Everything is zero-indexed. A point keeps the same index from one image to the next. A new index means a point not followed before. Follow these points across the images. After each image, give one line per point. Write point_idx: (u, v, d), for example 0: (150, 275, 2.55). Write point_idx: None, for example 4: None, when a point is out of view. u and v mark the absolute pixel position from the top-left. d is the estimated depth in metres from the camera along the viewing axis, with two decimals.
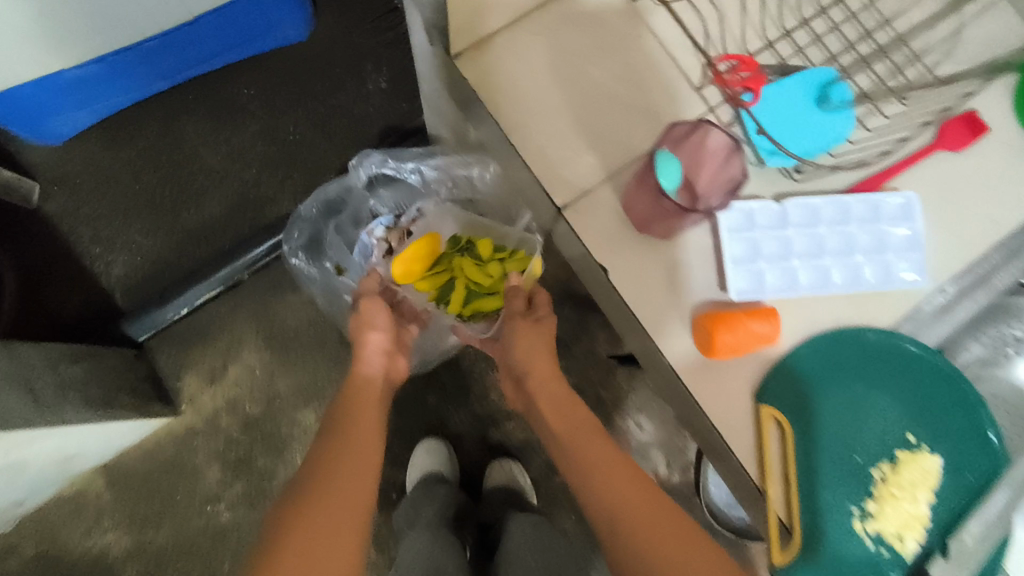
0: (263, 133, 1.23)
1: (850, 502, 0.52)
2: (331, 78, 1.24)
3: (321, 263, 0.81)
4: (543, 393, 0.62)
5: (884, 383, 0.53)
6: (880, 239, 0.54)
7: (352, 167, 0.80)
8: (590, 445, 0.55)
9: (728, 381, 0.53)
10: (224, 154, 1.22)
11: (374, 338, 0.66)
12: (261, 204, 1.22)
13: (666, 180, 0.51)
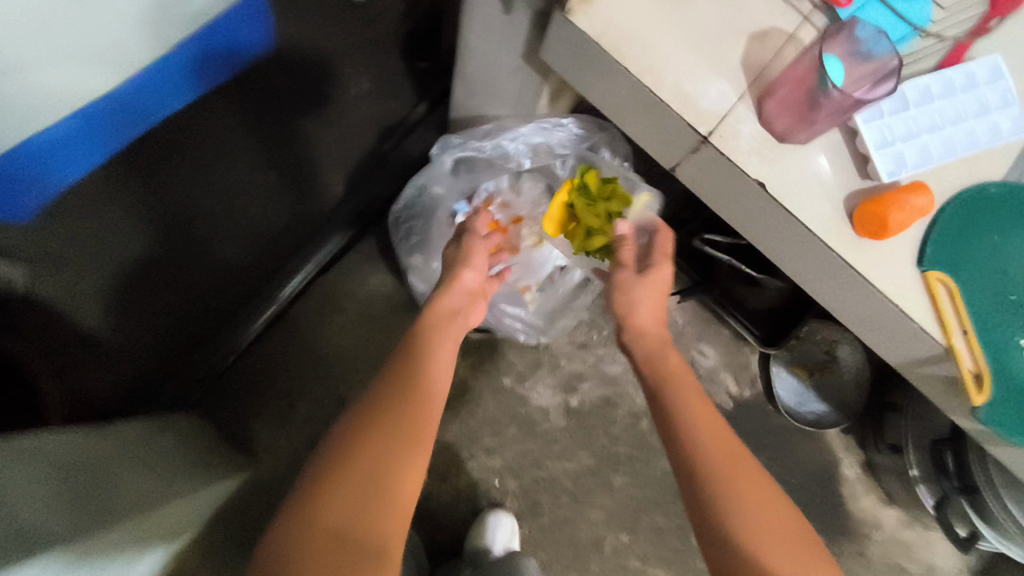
0: (262, 162, 1.14)
1: (1017, 337, 0.58)
2: (312, 90, 1.16)
3: (428, 256, 0.92)
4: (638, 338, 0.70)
5: (1015, 228, 0.59)
6: (982, 100, 0.59)
7: (434, 158, 0.87)
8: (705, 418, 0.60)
9: (895, 259, 0.57)
10: (223, 191, 1.11)
11: (469, 274, 0.75)
12: (277, 238, 1.15)
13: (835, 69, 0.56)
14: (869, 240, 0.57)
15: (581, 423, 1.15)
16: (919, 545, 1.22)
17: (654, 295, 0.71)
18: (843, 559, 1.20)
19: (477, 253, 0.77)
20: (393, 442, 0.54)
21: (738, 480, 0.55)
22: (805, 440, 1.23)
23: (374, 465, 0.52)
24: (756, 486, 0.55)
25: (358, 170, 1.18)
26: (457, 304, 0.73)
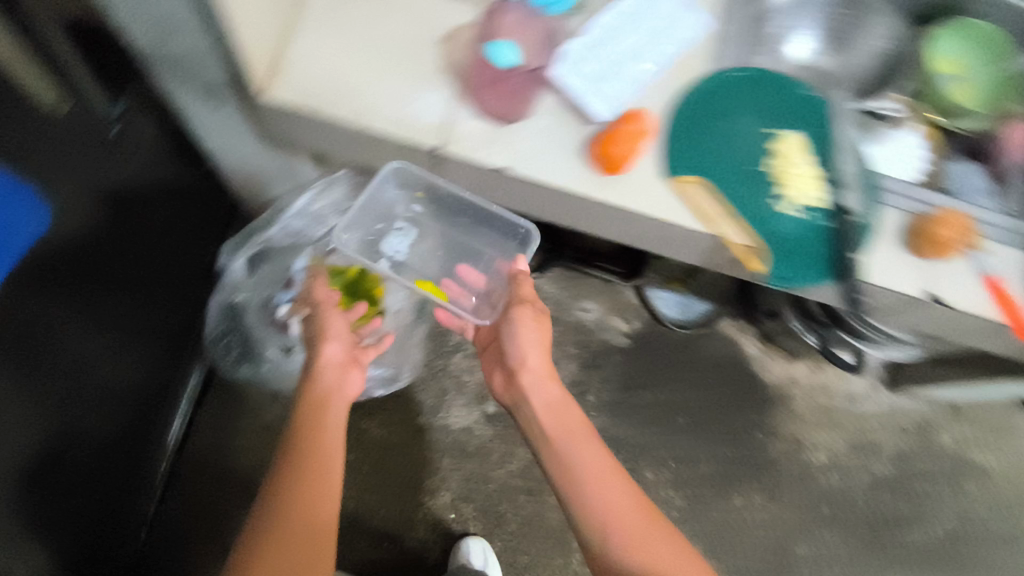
0: (87, 312, 0.81)
1: (768, 199, 0.65)
2: (97, 179, 0.77)
3: (266, 359, 0.89)
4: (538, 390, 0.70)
5: (731, 110, 0.67)
6: (663, 16, 0.66)
7: (226, 264, 0.86)
8: (592, 482, 0.61)
9: (643, 179, 0.63)
10: (54, 383, 0.77)
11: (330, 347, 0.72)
12: (137, 387, 0.98)
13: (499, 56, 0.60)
14: (613, 177, 0.62)
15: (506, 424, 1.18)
16: (831, 382, 1.34)
17: (537, 341, 0.73)
18: (779, 425, 1.30)
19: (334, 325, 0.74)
20: (294, 510, 0.57)
21: (630, 542, 0.57)
22: (704, 341, 1.31)
23: (291, 521, 0.57)
24: (639, 527, 0.58)
25: (185, 280, 1.04)
26: (331, 381, 0.70)
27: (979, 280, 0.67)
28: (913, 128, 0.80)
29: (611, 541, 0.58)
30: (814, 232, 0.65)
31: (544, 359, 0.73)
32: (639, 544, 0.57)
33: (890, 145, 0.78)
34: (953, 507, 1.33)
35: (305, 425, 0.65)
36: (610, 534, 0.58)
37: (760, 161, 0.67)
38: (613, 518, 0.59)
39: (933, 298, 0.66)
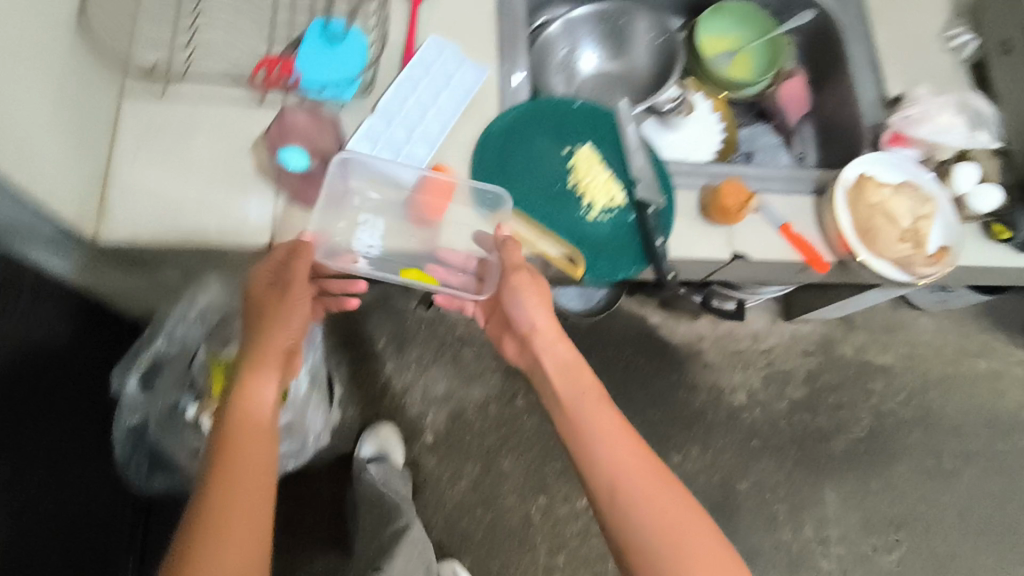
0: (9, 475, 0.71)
1: (577, 210, 0.74)
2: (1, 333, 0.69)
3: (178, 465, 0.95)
4: (547, 354, 0.71)
5: (530, 140, 0.76)
6: (444, 74, 0.74)
7: (120, 388, 0.90)
8: (607, 444, 0.63)
9: (461, 221, 0.71)
10: None
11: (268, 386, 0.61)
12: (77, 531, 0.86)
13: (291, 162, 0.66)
14: (435, 227, 0.70)
15: (447, 446, 1.27)
16: (735, 327, 1.46)
17: (540, 306, 0.71)
18: (697, 378, 1.41)
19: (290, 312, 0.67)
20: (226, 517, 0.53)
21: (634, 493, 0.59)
22: (612, 322, 1.42)
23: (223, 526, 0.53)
24: (647, 477, 0.60)
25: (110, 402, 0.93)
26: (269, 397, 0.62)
27: (776, 231, 0.78)
28: (703, 105, 0.92)
29: (627, 504, 0.59)
30: (622, 228, 0.74)
31: (552, 321, 0.71)
32: (643, 501, 0.59)
33: (683, 129, 0.89)
34: (867, 408, 1.46)
35: (245, 424, 0.59)
36: (620, 483, 0.60)
37: (565, 178, 0.75)
38: (630, 482, 0.60)
39: (737, 255, 0.76)
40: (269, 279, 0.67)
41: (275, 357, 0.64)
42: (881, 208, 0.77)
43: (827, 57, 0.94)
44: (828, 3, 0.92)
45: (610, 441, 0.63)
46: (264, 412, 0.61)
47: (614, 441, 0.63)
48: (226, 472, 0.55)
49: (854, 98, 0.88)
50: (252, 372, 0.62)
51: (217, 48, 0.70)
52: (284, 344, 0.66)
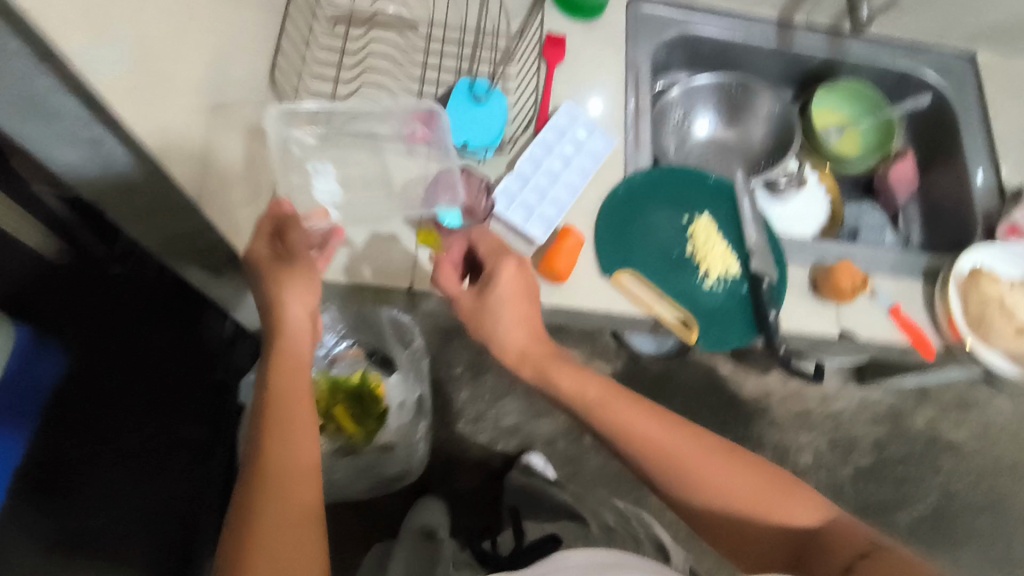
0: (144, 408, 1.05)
1: (692, 276, 0.77)
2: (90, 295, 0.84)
3: None
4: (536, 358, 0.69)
5: (654, 206, 0.80)
6: (575, 137, 0.79)
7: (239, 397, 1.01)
8: (628, 417, 0.65)
9: (587, 280, 0.74)
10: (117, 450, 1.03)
11: (294, 307, 0.64)
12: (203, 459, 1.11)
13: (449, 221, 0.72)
14: (560, 283, 0.73)
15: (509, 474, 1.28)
16: (804, 387, 1.46)
17: (520, 305, 0.68)
18: (762, 435, 1.41)
19: (293, 280, 0.63)
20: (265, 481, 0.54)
21: (676, 466, 0.63)
22: (681, 369, 1.42)
23: (272, 497, 0.53)
24: (678, 452, 0.63)
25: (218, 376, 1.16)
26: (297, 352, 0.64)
27: (885, 315, 0.80)
28: (814, 183, 0.93)
29: (679, 479, 0.63)
30: (735, 299, 0.77)
31: (527, 331, 0.68)
32: (690, 468, 0.63)
33: (793, 204, 0.91)
34: (934, 483, 1.44)
35: (277, 390, 0.60)
36: (657, 462, 0.64)
37: (683, 247, 0.79)
38: (671, 458, 0.63)
39: (845, 333, 0.78)
40: (268, 246, 0.64)
41: (304, 366, 0.63)
42: (998, 299, 0.78)
43: (940, 138, 0.95)
44: (944, 87, 0.94)
45: (633, 431, 0.65)
46: (298, 392, 0.61)
47: (637, 422, 0.65)
48: (270, 446, 0.56)
49: (966, 183, 0.90)
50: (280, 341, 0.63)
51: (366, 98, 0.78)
52: (303, 324, 0.65)
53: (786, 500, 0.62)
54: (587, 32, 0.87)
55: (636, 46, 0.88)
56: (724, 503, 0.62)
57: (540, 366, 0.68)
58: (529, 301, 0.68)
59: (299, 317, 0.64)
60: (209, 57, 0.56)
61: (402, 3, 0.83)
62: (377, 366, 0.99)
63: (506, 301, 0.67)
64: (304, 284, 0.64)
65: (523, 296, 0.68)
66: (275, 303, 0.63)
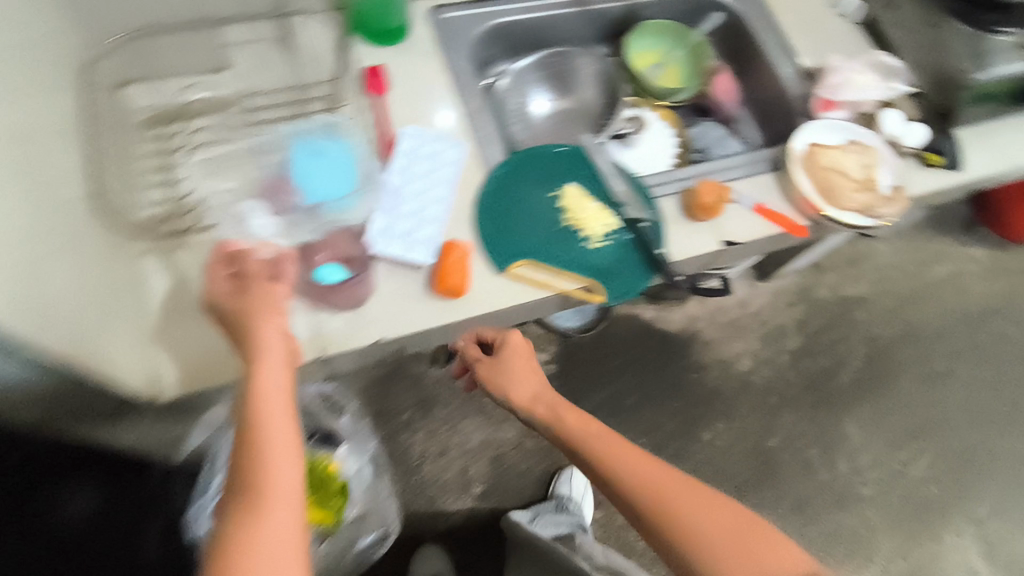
0: None
1: (579, 242, 0.81)
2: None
3: None
4: (529, 394, 0.78)
5: (522, 191, 0.83)
6: (425, 156, 0.80)
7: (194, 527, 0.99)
8: (626, 452, 0.70)
9: (485, 281, 0.76)
10: None
11: (269, 326, 0.60)
12: None
13: (331, 274, 0.71)
14: (462, 295, 0.74)
15: (530, 490, 1.29)
16: (721, 301, 1.55)
17: (523, 367, 0.79)
18: (702, 357, 1.49)
19: (262, 305, 0.61)
20: (241, 543, 0.51)
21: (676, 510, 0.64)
22: (612, 328, 1.47)
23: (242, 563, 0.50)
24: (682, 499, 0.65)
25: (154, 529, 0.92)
26: (280, 374, 0.59)
27: (751, 212, 0.87)
28: (655, 121, 1.00)
29: (679, 528, 0.64)
30: (624, 248, 0.81)
31: (532, 382, 0.79)
32: (691, 515, 0.64)
33: (641, 146, 0.97)
34: (857, 339, 1.58)
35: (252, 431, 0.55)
36: (660, 506, 0.65)
37: (561, 219, 0.82)
38: (676, 506, 0.65)
39: (727, 243, 0.85)
40: (226, 284, 0.62)
41: (282, 388, 0.58)
42: (834, 168, 0.88)
43: (742, 47, 1.05)
44: (728, 2, 1.04)
45: (633, 473, 0.68)
46: (279, 431, 0.56)
47: (637, 463, 0.69)
48: (248, 505, 0.52)
49: (777, 78, 0.99)
50: (257, 364, 0.58)
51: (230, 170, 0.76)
52: (278, 341, 0.60)
53: (783, 558, 0.63)
54: (401, 55, 0.88)
55: (453, 53, 0.90)
56: (719, 552, 0.62)
57: (551, 406, 0.76)
58: (533, 367, 0.80)
59: (273, 335, 0.60)
60: (23, 197, 0.52)
61: (211, 86, 0.81)
62: (321, 446, 0.94)
63: (516, 358, 0.80)
64: (270, 305, 0.61)
65: (523, 356, 0.80)
66: (247, 326, 0.59)
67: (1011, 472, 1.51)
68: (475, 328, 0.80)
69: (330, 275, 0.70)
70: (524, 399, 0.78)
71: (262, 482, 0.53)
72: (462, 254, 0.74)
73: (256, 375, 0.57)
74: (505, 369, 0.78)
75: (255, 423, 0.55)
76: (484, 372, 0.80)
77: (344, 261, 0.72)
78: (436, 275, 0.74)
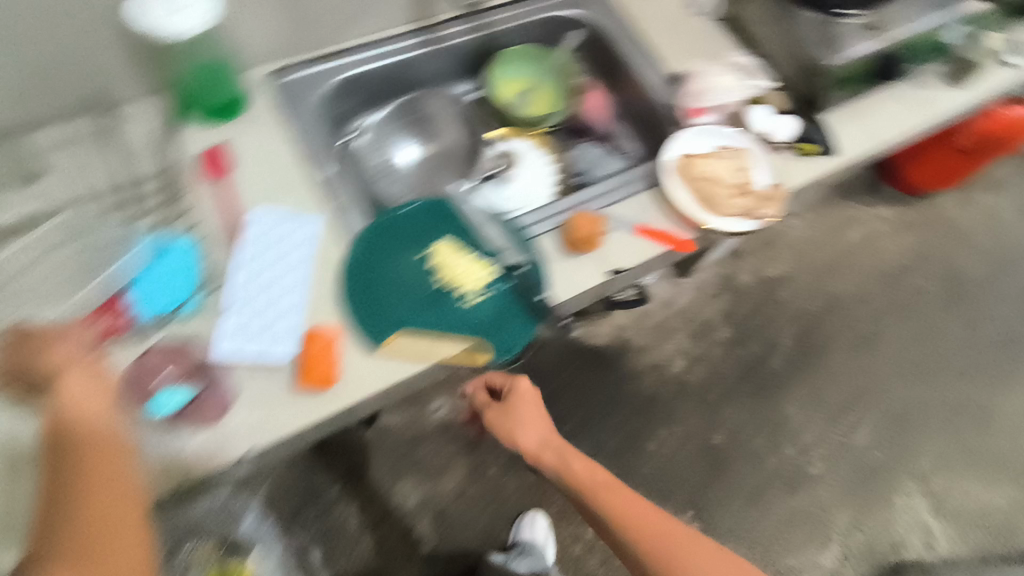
0: None
1: (455, 302, 0.76)
2: None
3: None
4: (537, 443, 0.85)
5: (389, 257, 0.77)
6: (275, 237, 0.74)
7: None
8: (638, 511, 0.75)
9: (357, 364, 0.70)
10: None
11: (73, 351, 0.55)
12: None
13: (162, 406, 0.64)
14: (332, 385, 0.68)
15: (479, 539, 1.26)
16: (646, 305, 1.54)
17: (534, 415, 0.87)
18: (635, 366, 1.47)
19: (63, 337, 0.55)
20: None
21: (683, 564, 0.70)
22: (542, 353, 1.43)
23: None
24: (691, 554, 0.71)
25: None
26: (94, 393, 0.54)
27: (632, 236, 0.84)
28: (528, 151, 0.97)
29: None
30: (504, 299, 0.77)
31: (541, 429, 0.86)
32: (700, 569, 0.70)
33: (517, 180, 0.94)
34: (784, 319, 1.59)
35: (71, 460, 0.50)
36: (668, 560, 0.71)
37: (434, 280, 0.78)
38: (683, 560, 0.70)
39: (614, 272, 0.81)
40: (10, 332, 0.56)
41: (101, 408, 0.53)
42: (704, 177, 0.86)
43: (607, 61, 1.02)
44: (586, 18, 1.01)
45: (642, 527, 0.74)
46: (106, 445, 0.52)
47: (645, 519, 0.75)
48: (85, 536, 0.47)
49: (643, 90, 0.97)
50: (63, 388, 0.53)
51: (58, 285, 0.69)
52: (91, 369, 0.55)
53: None
54: (240, 129, 0.81)
55: (299, 117, 0.84)
56: None
57: (559, 455, 0.83)
58: (541, 416, 0.88)
59: (78, 359, 0.55)
60: None
61: (24, 202, 0.73)
62: (231, 554, 0.92)
63: (525, 407, 0.87)
64: (75, 336, 0.56)
65: (531, 405, 0.87)
66: (50, 368, 0.53)
67: (947, 423, 1.55)
68: (484, 376, 0.91)
69: (164, 410, 0.64)
70: (530, 446, 0.85)
71: (96, 503, 0.48)
72: (325, 341, 0.69)
73: (66, 398, 0.52)
74: (513, 417, 0.86)
75: (80, 462, 0.50)
76: (493, 417, 0.88)
77: (179, 377, 0.65)
78: (299, 369, 0.68)
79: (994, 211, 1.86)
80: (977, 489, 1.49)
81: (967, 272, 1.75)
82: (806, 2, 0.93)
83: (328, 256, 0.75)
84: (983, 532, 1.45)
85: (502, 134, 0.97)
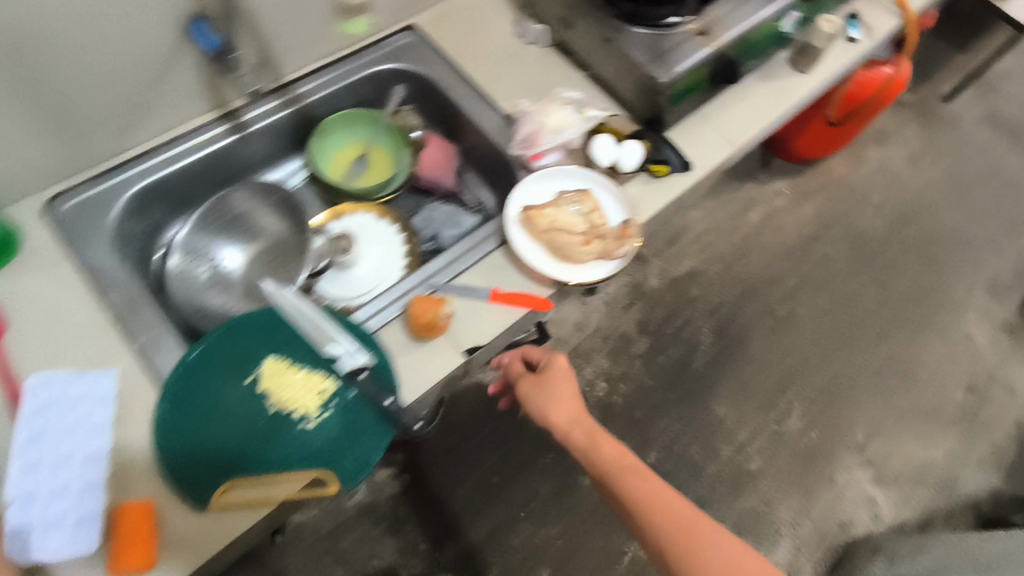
0: None
1: (295, 425, 0.68)
2: None
3: None
4: (566, 417, 0.78)
5: (210, 392, 0.68)
6: (66, 402, 0.65)
7: None
8: (668, 507, 0.69)
9: (183, 531, 0.62)
10: None
11: None
12: None
13: None
14: (152, 565, 0.60)
15: None
16: (557, 332, 1.49)
17: (567, 391, 0.80)
18: None
19: None
20: None
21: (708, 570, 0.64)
22: (458, 407, 1.36)
23: None
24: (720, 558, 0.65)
25: None
26: None
27: (485, 307, 0.77)
28: (370, 225, 0.90)
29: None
30: (350, 410, 0.70)
31: (573, 406, 0.79)
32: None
33: (364, 260, 0.87)
34: (699, 316, 1.56)
35: None
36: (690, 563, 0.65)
37: (268, 406, 0.69)
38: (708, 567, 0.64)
39: (468, 351, 0.75)
40: None
41: None
42: (553, 227, 0.80)
43: (441, 110, 0.96)
44: (408, 70, 0.94)
45: (669, 525, 0.67)
46: None
47: (673, 516, 0.68)
48: None
49: (480, 138, 0.91)
50: None
51: None
52: None
53: None
54: (16, 278, 0.71)
55: (87, 247, 0.74)
56: None
57: (588, 436, 0.75)
58: (573, 393, 0.80)
59: None
60: None
61: None
62: None
63: (560, 382, 0.80)
64: None
65: (566, 383, 0.80)
66: None
67: (875, 387, 1.54)
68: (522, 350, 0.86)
69: None
70: (562, 423, 0.77)
71: None
72: (139, 517, 0.61)
73: None
74: (546, 394, 0.79)
75: None
76: (526, 388, 0.82)
77: None
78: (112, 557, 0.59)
79: (885, 164, 1.88)
80: (914, 447, 1.49)
81: (869, 231, 1.76)
82: (631, 18, 0.89)
83: (134, 406, 0.67)
84: (926, 491, 1.45)
85: (326, 216, 0.91)
